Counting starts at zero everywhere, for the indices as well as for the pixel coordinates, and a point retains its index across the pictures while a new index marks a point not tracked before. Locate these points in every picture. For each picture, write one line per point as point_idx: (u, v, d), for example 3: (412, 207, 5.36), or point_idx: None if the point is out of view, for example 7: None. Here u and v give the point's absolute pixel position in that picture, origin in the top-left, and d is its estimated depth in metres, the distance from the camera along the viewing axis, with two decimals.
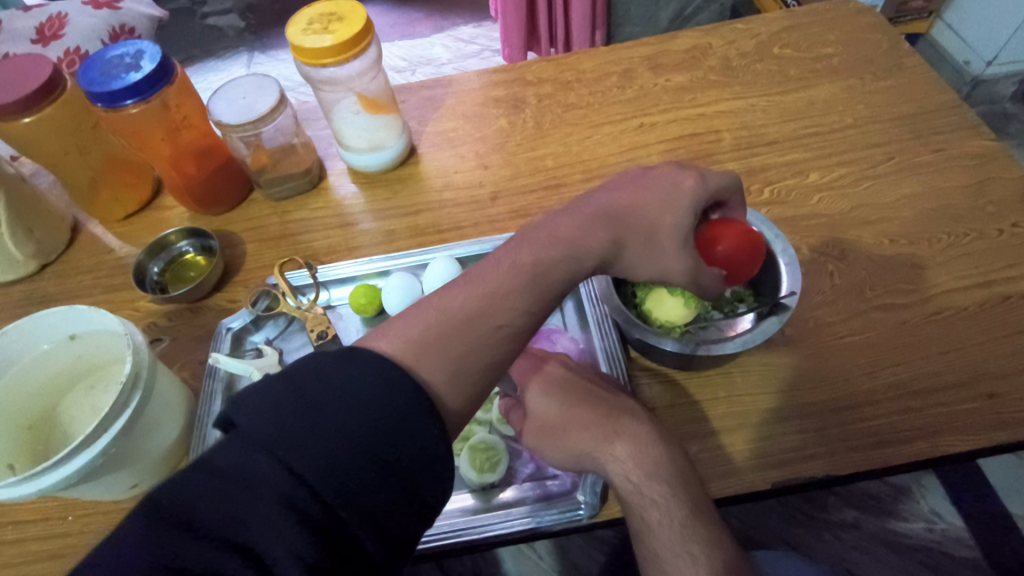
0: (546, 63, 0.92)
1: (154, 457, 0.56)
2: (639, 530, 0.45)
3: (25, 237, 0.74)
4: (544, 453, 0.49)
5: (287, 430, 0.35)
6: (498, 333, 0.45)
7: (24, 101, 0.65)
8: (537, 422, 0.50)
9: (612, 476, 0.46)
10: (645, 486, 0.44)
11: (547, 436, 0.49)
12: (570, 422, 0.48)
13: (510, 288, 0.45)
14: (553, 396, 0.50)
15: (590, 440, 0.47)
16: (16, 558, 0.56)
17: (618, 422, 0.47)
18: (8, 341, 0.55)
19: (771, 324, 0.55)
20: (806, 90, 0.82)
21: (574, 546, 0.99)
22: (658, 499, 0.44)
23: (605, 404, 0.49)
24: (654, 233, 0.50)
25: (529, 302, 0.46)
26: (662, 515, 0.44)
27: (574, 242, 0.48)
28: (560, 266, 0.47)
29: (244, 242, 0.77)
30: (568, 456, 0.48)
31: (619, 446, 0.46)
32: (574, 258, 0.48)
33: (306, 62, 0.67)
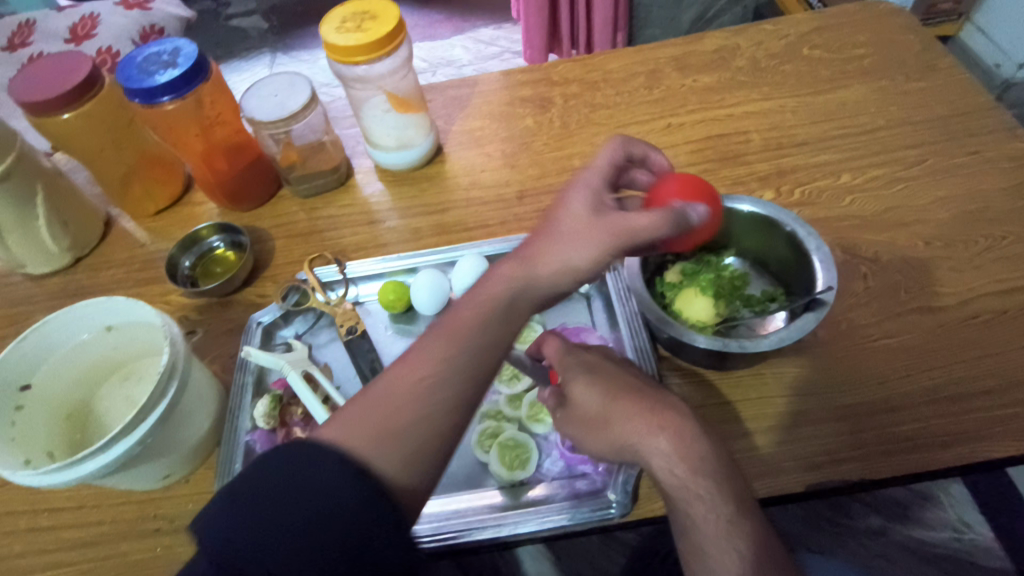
0: (572, 64, 0.92)
1: (187, 448, 0.57)
2: (683, 524, 0.44)
3: (61, 231, 0.75)
4: (586, 443, 0.49)
5: (229, 535, 0.33)
6: (416, 388, 0.41)
7: (65, 97, 0.67)
8: (576, 407, 0.49)
9: (655, 469, 0.45)
10: (690, 481, 0.43)
11: (586, 422, 0.48)
12: (610, 410, 0.47)
13: (431, 341, 0.43)
14: (594, 383, 0.49)
15: (633, 431, 0.45)
16: (51, 544, 0.57)
17: (662, 416, 0.46)
18: (49, 330, 0.56)
19: (807, 321, 0.53)
20: (836, 91, 0.82)
21: (593, 548, 0.99)
22: (704, 494, 0.43)
23: (648, 397, 0.47)
24: (563, 234, 0.47)
25: (448, 349, 0.42)
26: (709, 509, 0.43)
27: (486, 293, 0.45)
28: (476, 320, 0.43)
29: (273, 238, 0.78)
30: (609, 446, 0.47)
31: (662, 441, 0.44)
32: (495, 304, 0.45)
33: (339, 61, 0.68)
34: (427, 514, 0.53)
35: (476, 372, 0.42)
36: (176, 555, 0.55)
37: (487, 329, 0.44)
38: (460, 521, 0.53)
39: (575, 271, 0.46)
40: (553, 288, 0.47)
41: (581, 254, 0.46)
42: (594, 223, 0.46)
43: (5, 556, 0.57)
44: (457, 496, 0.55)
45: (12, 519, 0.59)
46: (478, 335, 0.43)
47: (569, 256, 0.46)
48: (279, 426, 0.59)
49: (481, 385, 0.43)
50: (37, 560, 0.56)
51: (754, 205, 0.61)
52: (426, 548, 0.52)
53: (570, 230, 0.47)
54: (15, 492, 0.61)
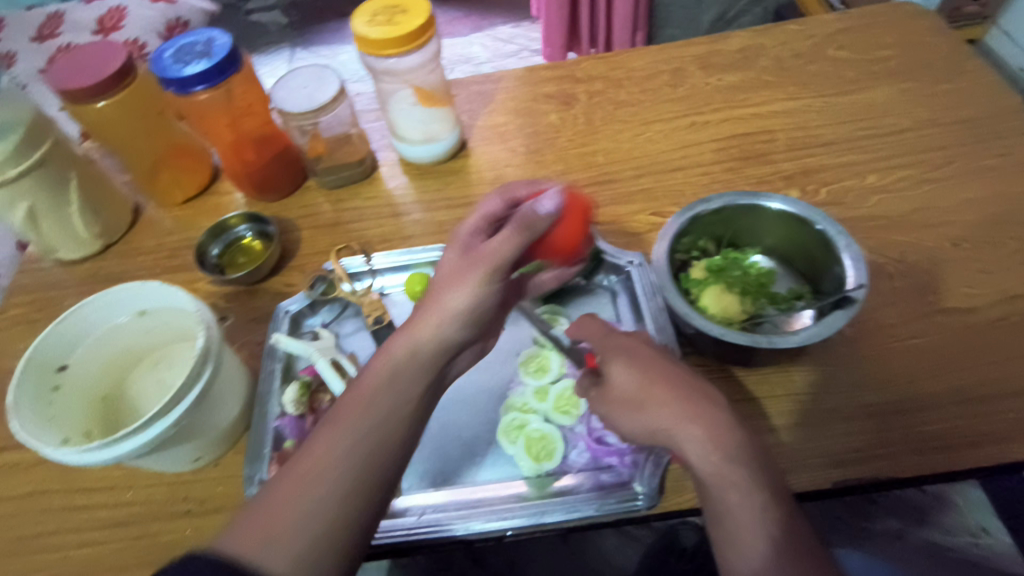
0: (596, 61, 0.92)
1: (217, 431, 0.58)
2: (716, 512, 0.44)
3: (93, 218, 0.77)
4: (620, 423, 0.50)
5: None
6: (301, 481, 0.40)
7: (100, 86, 0.68)
8: (610, 386, 0.51)
9: (689, 454, 0.45)
10: (725, 468, 0.44)
11: (618, 401, 0.50)
12: (644, 392, 0.48)
13: (323, 430, 0.43)
14: (629, 364, 0.50)
15: (668, 416, 0.46)
16: (85, 523, 0.59)
17: (699, 404, 0.47)
18: (85, 314, 0.57)
19: (838, 318, 0.53)
20: (862, 92, 0.81)
21: (606, 545, 0.99)
22: (739, 481, 0.44)
23: (684, 385, 0.48)
24: (440, 293, 0.50)
25: (343, 436, 0.43)
26: (743, 495, 0.43)
27: (374, 376, 0.46)
28: (361, 404, 0.44)
29: (299, 228, 0.79)
30: (643, 426, 0.48)
31: (698, 428, 0.45)
32: (377, 384, 0.46)
33: (370, 53, 0.69)
34: (448, 505, 0.55)
35: (371, 454, 0.42)
36: (205, 536, 0.56)
37: (373, 412, 0.44)
38: (480, 511, 0.54)
39: (456, 318, 0.49)
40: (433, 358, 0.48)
41: (454, 304, 0.49)
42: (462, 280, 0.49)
43: (40, 533, 0.59)
44: (481, 487, 0.56)
45: (48, 497, 0.61)
46: (369, 417, 0.44)
47: (444, 313, 0.49)
48: (308, 413, 0.60)
49: (382, 463, 0.43)
50: (72, 537, 0.58)
51: (784, 203, 0.61)
52: (450, 536, 0.53)
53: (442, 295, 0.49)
54: (51, 471, 0.63)
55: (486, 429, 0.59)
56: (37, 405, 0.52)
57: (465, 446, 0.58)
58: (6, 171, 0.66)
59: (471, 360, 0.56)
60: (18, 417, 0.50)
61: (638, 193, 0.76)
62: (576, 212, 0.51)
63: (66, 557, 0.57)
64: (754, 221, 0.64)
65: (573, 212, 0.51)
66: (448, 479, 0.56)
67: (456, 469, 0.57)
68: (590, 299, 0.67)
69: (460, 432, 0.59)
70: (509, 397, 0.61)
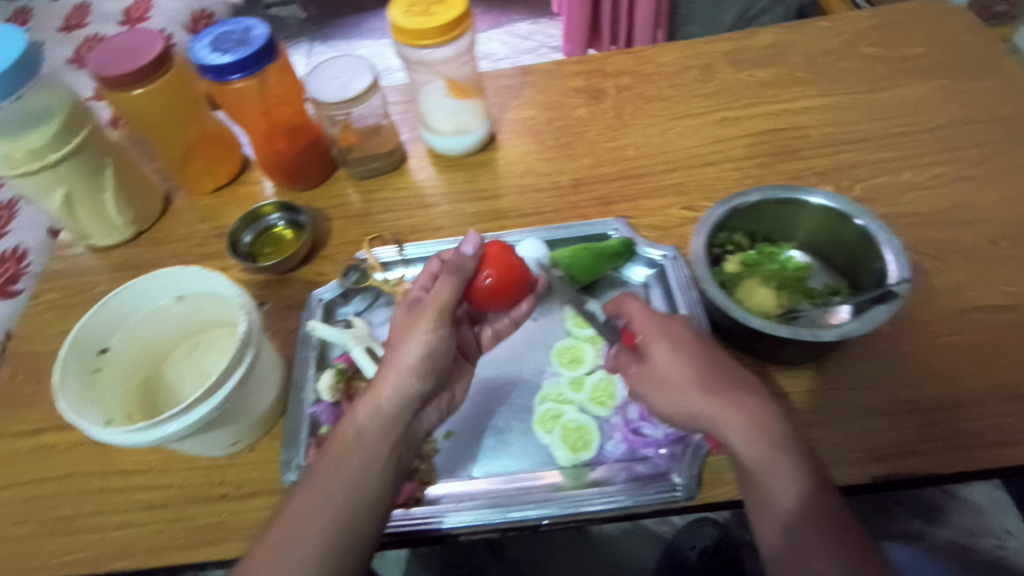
0: (624, 56, 0.92)
1: (254, 416, 0.59)
2: (763, 500, 0.45)
3: (126, 204, 0.77)
4: (662, 407, 0.49)
5: None
6: (282, 543, 0.44)
7: (138, 73, 0.69)
8: (651, 366, 0.50)
9: (733, 441, 0.46)
10: (772, 455, 0.45)
11: (658, 384, 0.49)
12: (684, 379, 0.48)
13: (299, 496, 0.47)
14: (673, 347, 0.50)
15: (712, 404, 0.46)
16: (123, 506, 0.59)
17: (742, 393, 0.47)
18: (126, 297, 0.57)
19: (880, 312, 0.52)
20: (895, 89, 0.81)
21: (625, 540, 1.00)
22: (786, 470, 0.44)
23: (726, 374, 0.48)
24: (396, 351, 0.53)
25: (319, 501, 0.46)
26: (790, 481, 0.44)
27: (340, 438, 0.49)
28: (331, 468, 0.48)
29: (330, 218, 0.79)
30: (684, 412, 0.48)
31: (742, 416, 0.46)
32: (345, 446, 0.49)
33: (405, 43, 0.69)
34: (483, 493, 0.56)
35: (350, 510, 0.46)
36: (242, 519, 0.57)
37: (343, 473, 0.47)
38: (516, 499, 0.55)
39: (411, 372, 0.52)
40: (398, 417, 0.51)
41: (408, 359, 0.52)
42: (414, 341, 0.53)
43: (78, 514, 0.59)
44: (516, 475, 0.56)
45: (85, 479, 0.62)
46: (342, 479, 0.47)
47: (400, 370, 0.52)
48: (344, 400, 0.60)
49: (356, 521, 0.46)
50: (110, 518, 0.59)
51: (825, 198, 0.61)
52: (489, 524, 0.54)
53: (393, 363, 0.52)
54: (88, 453, 0.63)
55: (521, 419, 0.60)
56: (81, 387, 0.53)
57: (500, 435, 0.59)
58: (45, 156, 0.67)
59: (442, 409, 0.59)
60: (63, 397, 0.50)
61: (669, 188, 0.76)
62: (503, 253, 0.59)
63: (104, 538, 0.58)
64: (791, 216, 0.64)
65: (495, 255, 0.59)
66: (486, 468, 0.57)
67: (492, 457, 0.58)
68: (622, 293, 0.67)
69: (495, 421, 0.60)
70: (544, 387, 0.62)
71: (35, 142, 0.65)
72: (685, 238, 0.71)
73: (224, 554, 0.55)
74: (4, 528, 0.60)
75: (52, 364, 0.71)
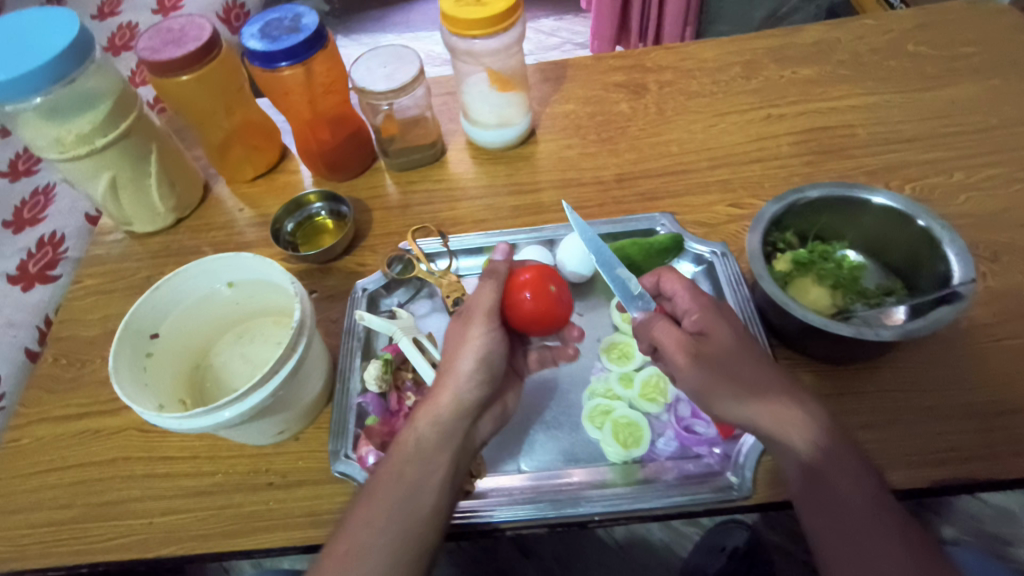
0: (665, 52, 0.91)
1: (303, 405, 0.59)
2: (826, 503, 0.43)
3: (169, 191, 0.77)
4: (712, 398, 0.48)
5: None
6: (346, 558, 0.43)
7: (187, 59, 0.68)
8: (706, 336, 0.50)
9: (795, 437, 0.45)
10: (835, 451, 0.44)
11: (715, 367, 0.48)
12: (739, 367, 0.47)
13: (359, 508, 0.45)
14: (725, 323, 0.51)
15: (774, 399, 0.46)
16: (169, 491, 0.59)
17: (799, 392, 0.47)
18: (179, 282, 0.57)
19: (946, 312, 0.51)
20: (945, 88, 0.80)
21: (654, 541, 0.99)
22: (851, 471, 0.44)
23: (777, 374, 0.48)
24: (452, 360, 0.52)
25: (379, 513, 0.45)
26: (853, 478, 0.44)
27: (401, 447, 0.48)
28: (389, 481, 0.46)
29: (371, 209, 0.79)
30: (741, 407, 0.47)
31: (802, 413, 0.45)
32: (404, 458, 0.47)
33: (454, 33, 0.69)
34: (532, 488, 0.55)
35: (409, 522, 0.45)
36: (289, 508, 0.57)
37: (402, 484, 0.46)
38: (566, 494, 0.54)
39: (469, 381, 0.50)
40: (456, 426, 0.49)
41: (464, 369, 0.51)
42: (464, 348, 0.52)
43: (124, 499, 0.59)
44: (567, 470, 0.56)
45: (130, 464, 0.62)
46: (403, 488, 0.46)
47: (458, 381, 0.50)
48: (391, 390, 0.60)
49: (417, 532, 0.45)
50: (155, 504, 0.59)
51: (885, 197, 0.60)
52: (540, 519, 0.53)
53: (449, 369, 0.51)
54: (133, 439, 0.63)
55: (570, 414, 0.60)
56: (134, 370, 0.53)
57: (549, 429, 0.59)
58: (93, 141, 0.68)
59: (497, 421, 0.54)
60: (119, 380, 0.51)
61: (714, 185, 0.75)
62: (538, 277, 0.55)
63: (151, 523, 0.58)
64: (846, 216, 0.63)
65: (527, 282, 0.55)
66: (535, 463, 0.57)
67: (540, 452, 0.57)
68: None
69: (542, 415, 0.60)
70: (593, 383, 0.61)
71: (84, 127, 0.66)
72: (733, 235, 0.70)
73: (271, 543, 0.55)
74: (50, 511, 0.59)
75: (94, 349, 0.71)
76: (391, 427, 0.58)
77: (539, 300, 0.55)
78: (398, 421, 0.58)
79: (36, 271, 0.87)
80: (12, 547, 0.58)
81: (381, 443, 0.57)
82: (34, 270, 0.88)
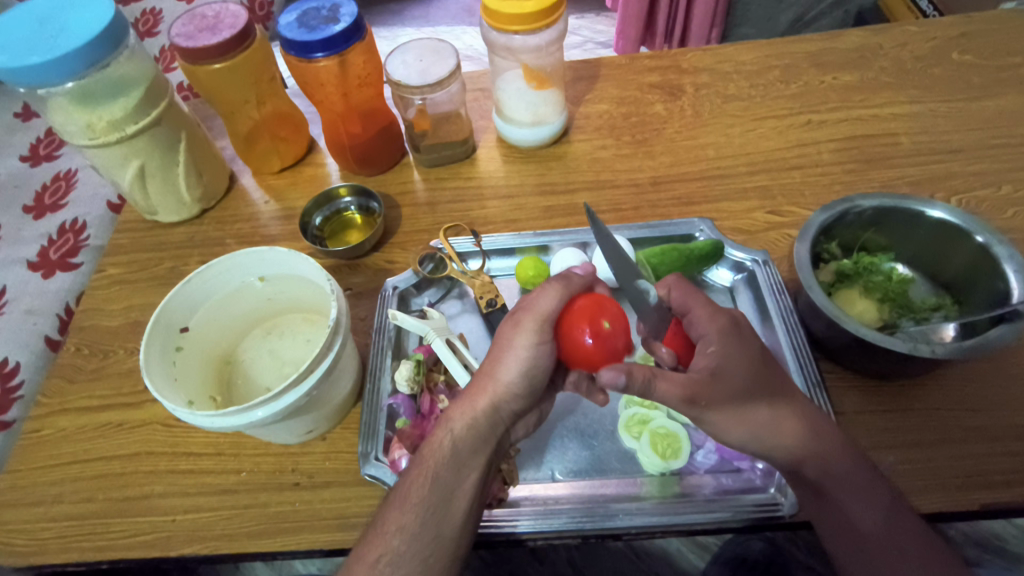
0: (701, 53, 0.89)
1: (333, 405, 0.57)
2: (842, 525, 0.46)
3: (196, 181, 0.76)
4: (727, 431, 0.45)
5: None
6: (376, 565, 0.42)
7: (221, 47, 0.67)
8: (719, 377, 0.43)
9: (813, 472, 0.46)
10: (850, 478, 0.46)
11: (724, 411, 0.44)
12: (752, 410, 0.44)
13: (391, 510, 0.44)
14: (740, 355, 0.44)
15: (795, 434, 0.45)
16: (192, 488, 0.58)
17: (819, 423, 0.46)
18: (210, 275, 0.56)
19: (1008, 331, 0.50)
20: (991, 99, 0.78)
21: (672, 550, 0.95)
22: (872, 498, 0.46)
23: (798, 405, 0.46)
24: (495, 362, 0.47)
25: (412, 517, 0.43)
26: (867, 504, 0.46)
27: (434, 450, 0.45)
28: (422, 484, 0.44)
29: (400, 205, 0.77)
30: (763, 439, 0.45)
31: (821, 446, 0.45)
32: (439, 460, 0.44)
33: (495, 28, 0.68)
34: (566, 497, 0.54)
35: (440, 526, 0.43)
36: (316, 510, 0.55)
37: (438, 487, 0.44)
38: (601, 506, 0.53)
39: (511, 389, 0.46)
40: (492, 431, 0.46)
41: (506, 379, 0.46)
42: (507, 353, 0.46)
43: (147, 495, 0.58)
44: (602, 481, 0.54)
45: (153, 459, 0.60)
46: (438, 492, 0.44)
47: (498, 388, 0.46)
48: (423, 392, 0.58)
49: (451, 538, 0.43)
50: (179, 501, 0.57)
51: (944, 211, 0.58)
52: (574, 529, 0.52)
53: (489, 371, 0.46)
54: (156, 433, 0.62)
55: (605, 422, 0.58)
56: (164, 364, 0.52)
57: (584, 437, 0.57)
58: (124, 128, 0.67)
59: (530, 428, 0.52)
60: (150, 374, 0.49)
61: (752, 191, 0.73)
62: (592, 305, 0.45)
63: (173, 521, 0.56)
64: (898, 229, 0.62)
65: (579, 312, 0.45)
66: (570, 471, 0.55)
67: (574, 460, 0.56)
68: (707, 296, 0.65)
69: (576, 421, 0.58)
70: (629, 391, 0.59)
71: (115, 113, 0.65)
72: (773, 243, 0.68)
73: (297, 546, 0.54)
74: (71, 504, 0.58)
75: (117, 340, 0.70)
76: (422, 429, 0.56)
77: (603, 342, 0.44)
78: (429, 422, 0.56)
79: (57, 258, 0.86)
80: (31, 541, 0.57)
81: (414, 446, 0.55)
82: (55, 257, 0.87)
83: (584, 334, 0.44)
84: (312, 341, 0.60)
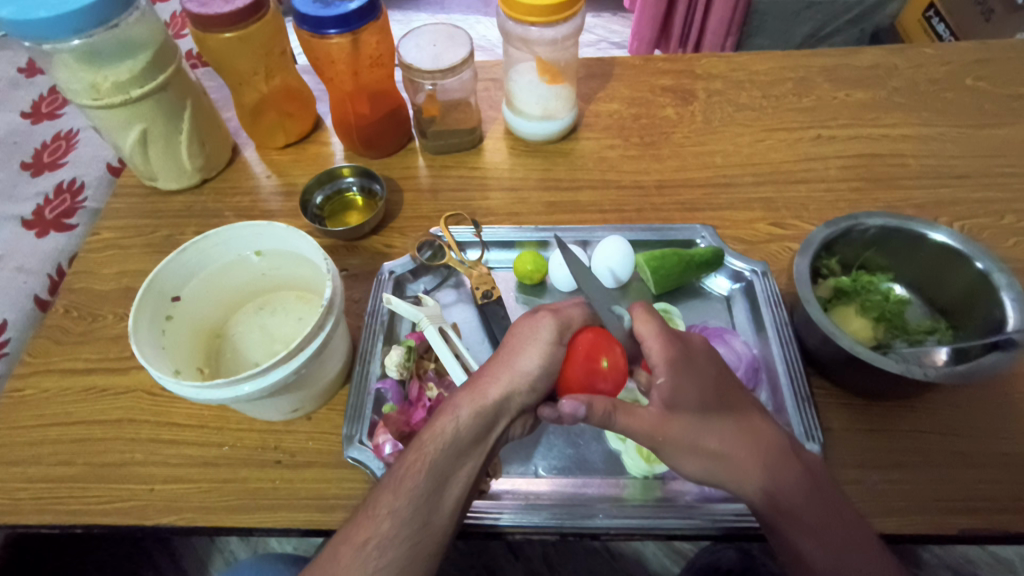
0: (716, 60, 0.89)
1: (321, 385, 0.57)
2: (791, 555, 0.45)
3: (198, 150, 0.75)
4: (706, 459, 0.45)
5: None
6: (362, 549, 0.41)
7: (233, 17, 0.66)
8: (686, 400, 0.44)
9: (792, 502, 0.44)
10: (804, 513, 0.44)
11: (699, 436, 0.44)
12: (725, 433, 0.45)
13: (384, 492, 0.43)
14: (695, 380, 0.44)
15: (775, 458, 0.45)
16: (172, 458, 0.58)
17: (785, 446, 0.46)
18: (206, 246, 0.56)
19: (1003, 358, 0.50)
20: (1001, 128, 0.78)
21: (648, 554, 0.95)
22: (828, 530, 0.44)
23: (761, 426, 0.46)
24: (511, 355, 0.46)
25: (404, 501, 0.42)
26: (820, 540, 0.44)
27: (436, 437, 0.43)
28: (419, 471, 0.42)
29: (402, 190, 0.77)
30: (730, 462, 0.45)
31: (791, 473, 0.45)
32: (440, 447, 0.43)
33: (512, 17, 0.67)
34: (547, 493, 0.54)
35: (429, 514, 0.42)
36: (295, 490, 0.55)
37: (434, 474, 0.43)
38: (582, 505, 0.52)
39: (525, 386, 0.45)
40: (496, 424, 0.45)
41: (524, 372, 0.45)
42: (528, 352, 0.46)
43: (127, 462, 0.58)
44: (585, 480, 0.54)
45: (135, 427, 0.60)
46: (433, 479, 0.43)
47: (513, 377, 0.45)
48: (412, 378, 0.58)
49: (440, 526, 0.43)
50: (159, 470, 0.57)
51: (947, 235, 0.58)
52: (553, 526, 0.51)
53: (504, 364, 0.46)
54: (141, 401, 0.62)
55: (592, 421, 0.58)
56: (154, 332, 0.52)
57: (569, 436, 0.57)
58: (129, 90, 0.66)
59: (527, 427, 0.49)
60: (138, 340, 0.49)
61: (755, 201, 0.73)
62: (597, 340, 0.45)
63: (151, 490, 0.56)
64: (901, 250, 0.61)
65: (582, 345, 0.45)
66: (553, 466, 0.55)
67: (559, 455, 0.56)
68: (703, 303, 0.65)
69: None
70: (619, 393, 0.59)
71: (121, 75, 0.65)
72: (774, 256, 0.68)
73: (274, 523, 0.53)
74: (48, 467, 0.58)
75: (107, 305, 0.69)
76: (409, 416, 0.56)
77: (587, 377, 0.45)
78: (416, 410, 0.56)
79: (52, 217, 0.85)
80: (6, 500, 0.56)
81: (399, 433, 0.55)
82: (49, 217, 0.86)
83: (578, 368, 0.45)
84: (304, 319, 0.60)
